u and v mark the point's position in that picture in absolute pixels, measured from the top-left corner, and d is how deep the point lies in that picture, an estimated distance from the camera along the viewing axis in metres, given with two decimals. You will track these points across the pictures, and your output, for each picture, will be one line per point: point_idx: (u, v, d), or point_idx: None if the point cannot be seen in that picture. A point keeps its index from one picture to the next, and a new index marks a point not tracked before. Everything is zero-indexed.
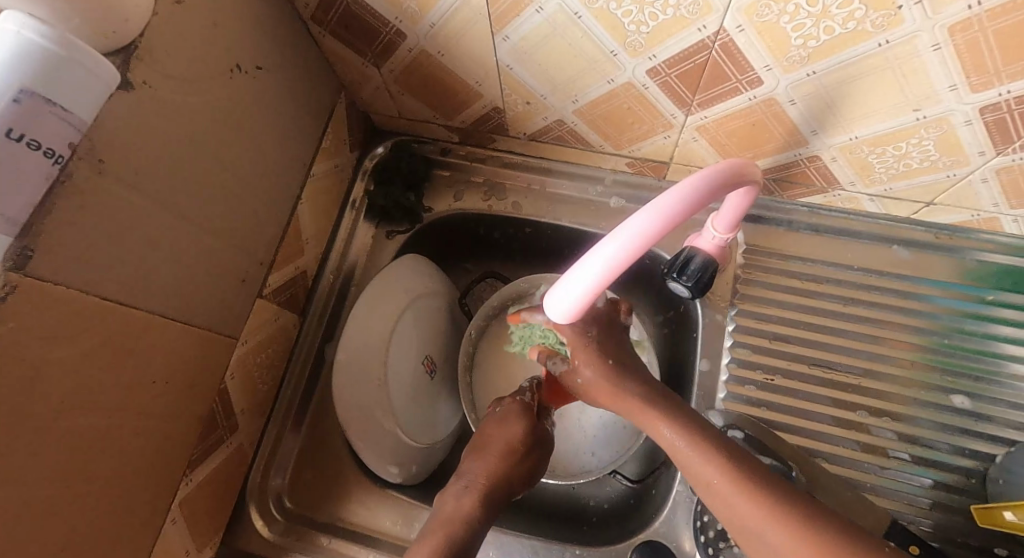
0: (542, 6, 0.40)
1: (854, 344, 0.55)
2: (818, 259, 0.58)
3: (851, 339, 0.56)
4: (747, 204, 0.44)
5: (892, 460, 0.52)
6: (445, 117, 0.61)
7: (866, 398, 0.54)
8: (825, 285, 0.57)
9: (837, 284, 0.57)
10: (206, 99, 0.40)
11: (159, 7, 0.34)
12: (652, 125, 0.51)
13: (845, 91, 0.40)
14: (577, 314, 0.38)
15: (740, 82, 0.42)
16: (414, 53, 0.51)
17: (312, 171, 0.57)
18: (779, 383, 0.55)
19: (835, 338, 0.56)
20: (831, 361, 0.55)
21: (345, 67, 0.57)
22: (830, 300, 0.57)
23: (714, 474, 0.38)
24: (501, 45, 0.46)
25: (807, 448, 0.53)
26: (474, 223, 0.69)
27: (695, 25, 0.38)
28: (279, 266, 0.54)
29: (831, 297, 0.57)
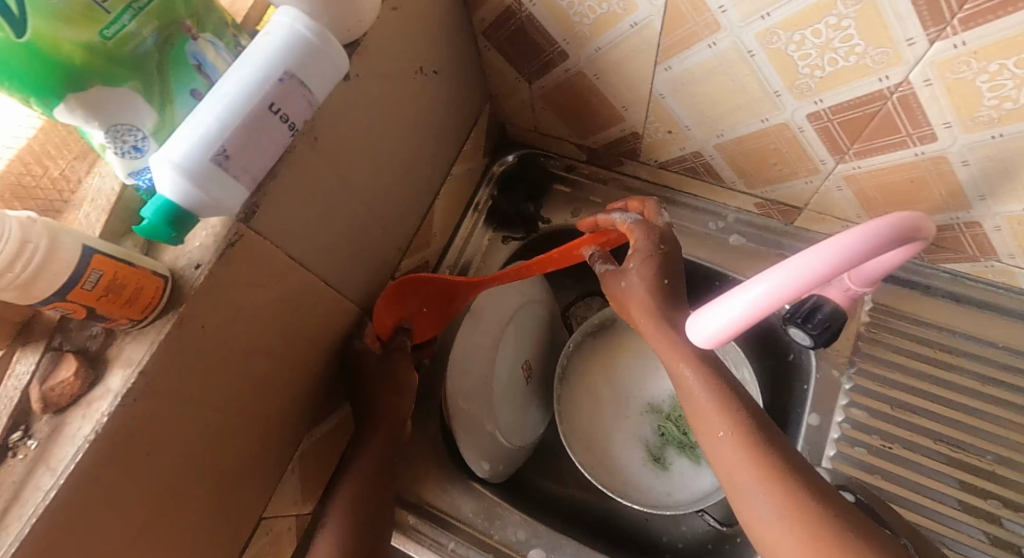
0: (716, 41, 0.42)
1: (989, 427, 0.52)
2: (955, 330, 0.54)
3: (983, 421, 0.52)
4: (897, 260, 0.42)
5: None
6: (579, 137, 0.64)
7: (997, 489, 0.50)
8: (959, 358, 0.54)
9: (975, 359, 0.53)
10: (393, 96, 0.44)
11: (381, 12, 0.39)
12: (795, 169, 0.51)
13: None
14: (714, 343, 0.37)
15: (909, 137, 0.41)
16: (569, 73, 0.53)
17: (452, 170, 0.61)
18: (896, 452, 0.53)
19: (968, 416, 0.52)
20: (960, 440, 0.52)
21: (499, 81, 0.61)
22: (964, 376, 0.53)
23: (724, 429, 0.39)
24: (661, 75, 0.48)
25: (925, 528, 0.50)
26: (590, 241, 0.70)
27: (876, 75, 0.38)
28: (411, 253, 0.58)
29: (966, 373, 0.53)
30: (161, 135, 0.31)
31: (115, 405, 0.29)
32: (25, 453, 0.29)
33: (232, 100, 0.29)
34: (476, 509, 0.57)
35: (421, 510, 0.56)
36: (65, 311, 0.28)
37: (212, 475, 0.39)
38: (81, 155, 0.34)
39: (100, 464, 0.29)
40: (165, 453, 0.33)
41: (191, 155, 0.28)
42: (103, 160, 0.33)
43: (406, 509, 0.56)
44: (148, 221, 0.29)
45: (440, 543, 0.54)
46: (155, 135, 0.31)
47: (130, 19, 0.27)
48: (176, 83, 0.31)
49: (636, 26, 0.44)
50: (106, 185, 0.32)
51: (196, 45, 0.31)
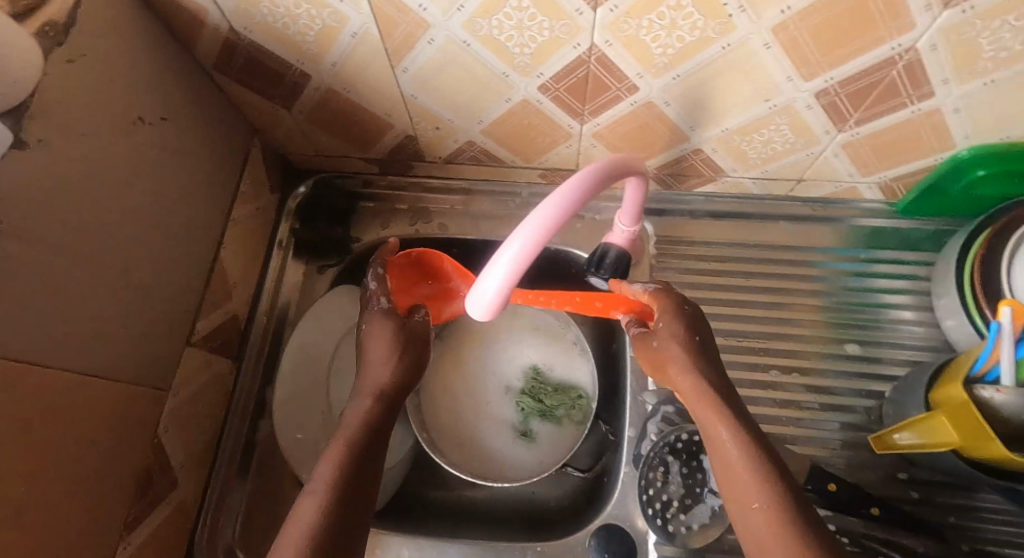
0: (432, 37, 0.43)
1: (755, 311, 0.62)
2: (717, 241, 0.64)
3: (761, 305, 0.63)
4: (639, 196, 0.49)
5: (805, 411, 0.59)
6: (361, 150, 0.64)
7: (769, 358, 0.61)
8: (728, 263, 0.64)
9: (738, 260, 0.64)
10: (107, 152, 0.41)
11: (49, 65, 0.36)
12: (670, 140, 0.53)
13: (855, 90, 0.43)
14: (496, 311, 0.39)
15: (759, 93, 0.45)
16: (319, 92, 0.54)
17: (234, 214, 0.59)
18: (778, 349, 0.61)
19: (740, 308, 0.63)
20: (742, 328, 0.62)
21: (341, 117, 0.57)
22: (733, 275, 0.64)
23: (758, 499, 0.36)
24: (402, 77, 0.49)
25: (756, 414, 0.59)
26: (490, 252, 0.69)
27: (720, 42, 0.39)
28: (205, 313, 0.56)
29: (739, 273, 0.64)
30: None
31: None
32: None
33: None
34: None
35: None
36: None
37: None
38: None
39: None
40: None
41: None
42: None
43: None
44: None
45: None
46: None
47: None
48: None
49: (470, 44, 0.43)
50: None
51: None
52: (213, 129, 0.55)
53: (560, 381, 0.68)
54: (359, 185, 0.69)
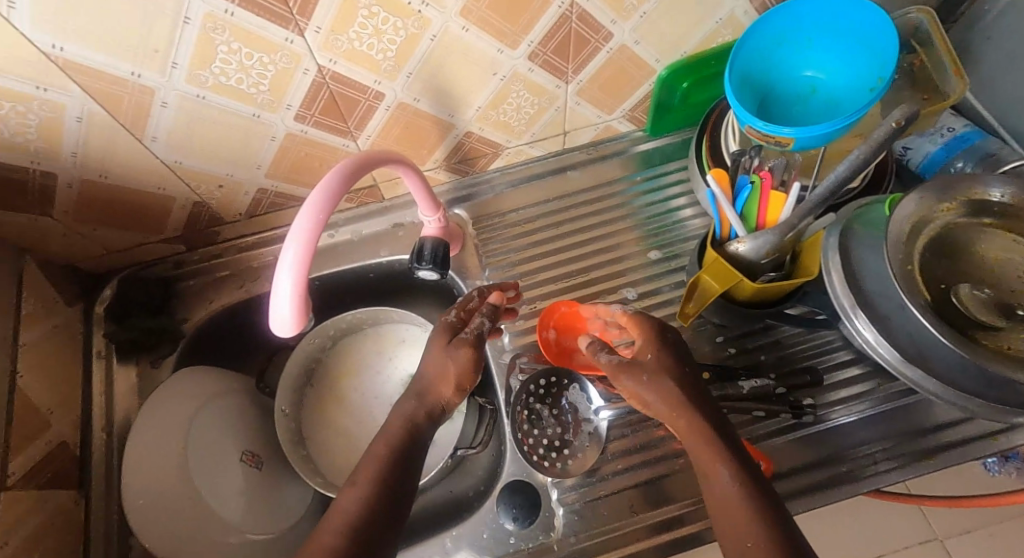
0: (307, 68, 0.45)
1: (578, 249, 0.70)
2: (517, 209, 0.72)
3: (574, 248, 0.70)
4: (418, 181, 0.53)
5: (641, 316, 0.66)
6: (154, 233, 0.61)
7: (604, 283, 0.68)
8: (531, 224, 0.71)
9: (541, 219, 0.71)
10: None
11: None
12: (540, 104, 0.60)
13: (668, 18, 0.54)
14: (303, 321, 0.39)
15: (598, 41, 0.54)
16: (76, 188, 0.51)
17: (22, 337, 0.53)
18: (572, 284, 0.68)
19: (553, 256, 0.70)
20: (563, 272, 0.69)
21: (200, 184, 0.55)
22: (540, 232, 0.71)
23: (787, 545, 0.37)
24: (154, 146, 0.48)
25: None
26: (374, 273, 0.70)
27: (556, 3, 0.47)
28: (21, 449, 0.49)
29: (542, 230, 0.71)
30: None
31: None
32: None
33: None
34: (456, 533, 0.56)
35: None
36: None
37: None
38: None
39: None
40: None
41: None
42: None
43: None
44: None
45: None
46: None
47: None
48: None
49: (336, 62, 0.46)
50: None
51: None
52: (114, 208, 0.55)
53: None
54: (170, 268, 0.66)
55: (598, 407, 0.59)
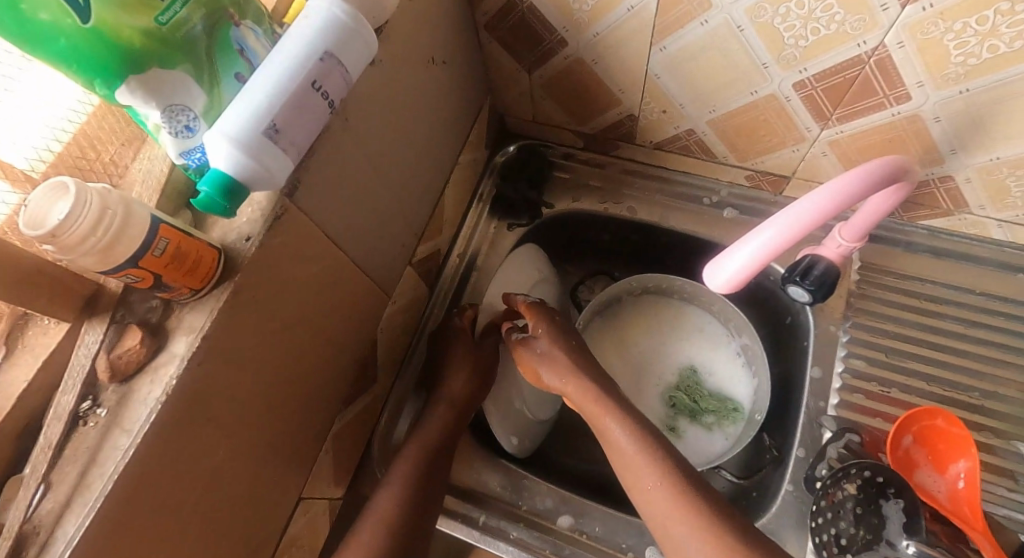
0: (632, 4, 0.47)
1: (983, 366, 0.56)
2: (933, 279, 0.59)
3: (966, 361, 0.56)
4: (885, 208, 0.46)
5: (1017, 483, 0.52)
6: (576, 123, 0.67)
7: (988, 420, 0.54)
8: (944, 306, 0.58)
9: (957, 306, 0.58)
10: (402, 80, 0.45)
11: None
12: (784, 138, 0.55)
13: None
14: (735, 287, 0.45)
15: (886, 98, 0.46)
16: None
17: (460, 159, 0.64)
18: (937, 393, 0.56)
19: (952, 355, 0.57)
20: (936, 377, 0.56)
21: None
22: (948, 320, 0.58)
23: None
24: (656, 55, 0.51)
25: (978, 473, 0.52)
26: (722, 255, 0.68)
27: (855, 40, 0.42)
28: (426, 240, 0.60)
29: (950, 318, 0.58)
30: (211, 115, 0.33)
31: (183, 368, 0.30)
32: (96, 420, 0.30)
33: (279, 78, 0.31)
34: (504, 482, 0.58)
35: (486, 504, 0.57)
36: (133, 280, 0.29)
37: (265, 447, 0.40)
38: (127, 139, 0.35)
39: (171, 424, 0.30)
40: (221, 421, 0.34)
41: (246, 128, 0.30)
42: (150, 144, 0.35)
43: (478, 508, 0.56)
44: (204, 193, 0.30)
45: (503, 530, 0.55)
46: (205, 115, 0.32)
47: (181, 6, 0.29)
48: (222, 65, 0.32)
49: (635, 9, 0.47)
50: (154, 167, 0.34)
51: (237, 31, 0.33)
52: (568, 89, 0.61)
53: (715, 389, 0.67)
54: (559, 156, 0.73)
55: (909, 541, 0.48)
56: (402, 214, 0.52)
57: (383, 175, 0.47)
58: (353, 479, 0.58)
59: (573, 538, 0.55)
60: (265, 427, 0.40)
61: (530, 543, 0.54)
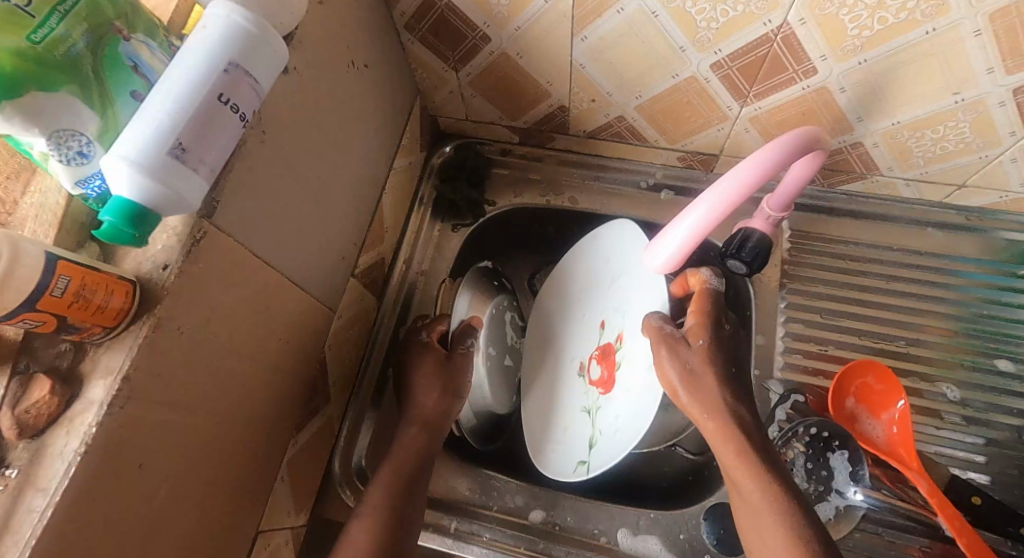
0: None
1: (906, 316, 0.60)
2: (856, 241, 0.63)
3: (890, 312, 0.60)
4: (803, 175, 0.48)
5: (944, 421, 0.56)
6: (509, 118, 0.67)
7: (916, 366, 0.58)
8: (868, 265, 0.62)
9: (879, 264, 0.62)
10: (321, 87, 0.43)
11: None
12: (707, 118, 0.57)
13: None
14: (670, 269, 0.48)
15: (795, 73, 0.48)
16: None
17: (395, 164, 0.63)
18: (868, 344, 0.60)
19: (879, 309, 0.61)
20: (867, 330, 0.60)
21: None
22: (873, 278, 0.62)
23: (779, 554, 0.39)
24: (578, 45, 0.52)
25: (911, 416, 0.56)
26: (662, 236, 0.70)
27: (761, 20, 0.43)
28: (367, 250, 0.58)
29: (874, 275, 0.62)
30: (107, 139, 0.30)
31: (102, 414, 0.28)
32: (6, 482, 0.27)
33: (182, 96, 0.29)
34: (472, 486, 0.58)
35: (455, 510, 0.56)
36: (32, 326, 0.26)
37: (211, 485, 0.38)
38: (14, 172, 0.32)
39: (97, 475, 0.28)
40: (156, 466, 0.32)
41: (148, 150, 0.28)
42: (41, 176, 0.32)
43: (447, 514, 0.55)
44: (109, 223, 0.28)
45: (475, 534, 0.54)
46: (100, 139, 0.30)
47: (58, 22, 0.26)
48: (113, 84, 0.30)
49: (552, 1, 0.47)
50: (48, 201, 0.31)
51: (128, 46, 0.30)
52: (496, 86, 0.61)
53: None
54: (497, 153, 0.73)
55: (856, 489, 0.52)
56: (336, 225, 0.50)
57: (311, 187, 0.45)
58: (315, 503, 0.56)
59: (547, 531, 0.55)
60: (207, 465, 0.37)
61: (504, 541, 0.54)
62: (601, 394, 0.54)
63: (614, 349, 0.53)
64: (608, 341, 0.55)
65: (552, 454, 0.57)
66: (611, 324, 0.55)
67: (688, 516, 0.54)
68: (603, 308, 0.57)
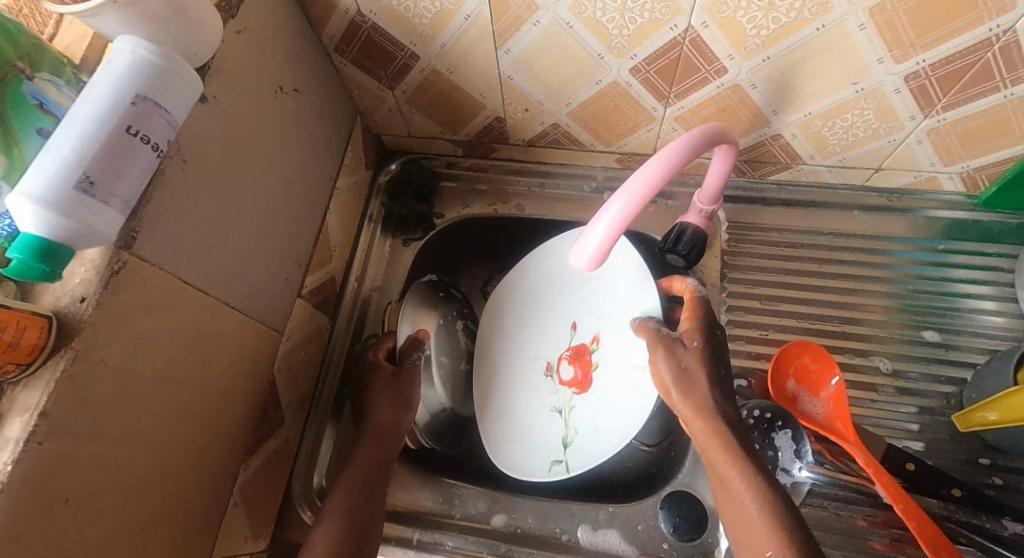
0: (468, 13, 0.48)
1: (839, 296, 0.63)
2: (789, 228, 0.65)
3: (832, 292, 0.63)
4: (723, 169, 0.50)
5: (880, 394, 0.59)
6: (451, 132, 0.69)
7: (851, 343, 0.61)
8: (801, 250, 0.65)
9: (812, 248, 0.65)
10: (247, 114, 0.44)
11: None
12: (636, 120, 0.59)
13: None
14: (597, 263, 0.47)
15: (708, 73, 0.50)
16: None
17: (338, 184, 0.63)
18: (806, 326, 0.62)
19: (814, 291, 0.63)
20: (804, 313, 0.63)
21: None
22: (807, 262, 0.64)
23: (770, 548, 0.39)
24: (503, 58, 0.53)
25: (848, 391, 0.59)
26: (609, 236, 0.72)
27: (668, 25, 0.46)
28: (313, 270, 0.59)
29: (808, 259, 0.65)
30: (13, 176, 0.30)
31: (19, 452, 0.28)
32: None
33: (86, 130, 0.30)
34: (434, 496, 0.58)
35: (418, 522, 0.56)
36: None
37: (152, 516, 0.38)
38: None
39: (17, 513, 0.28)
40: (87, 500, 0.32)
41: (51, 185, 0.28)
42: None
43: (410, 527, 0.56)
44: (16, 261, 0.28)
45: (438, 543, 0.55)
46: (6, 178, 0.30)
47: None
48: (17, 123, 0.30)
49: (471, 18, 0.49)
50: None
51: (31, 85, 0.31)
52: (432, 101, 0.63)
53: None
54: (444, 166, 0.75)
55: (801, 466, 0.53)
56: (277, 248, 0.51)
57: (244, 212, 0.45)
58: (276, 527, 0.56)
59: (509, 534, 0.55)
60: (146, 496, 0.37)
61: (467, 548, 0.54)
62: (575, 394, 0.57)
63: (589, 351, 0.56)
64: (580, 343, 0.58)
65: (517, 454, 0.59)
66: (583, 326, 0.57)
67: (646, 508, 0.55)
68: (571, 310, 0.59)
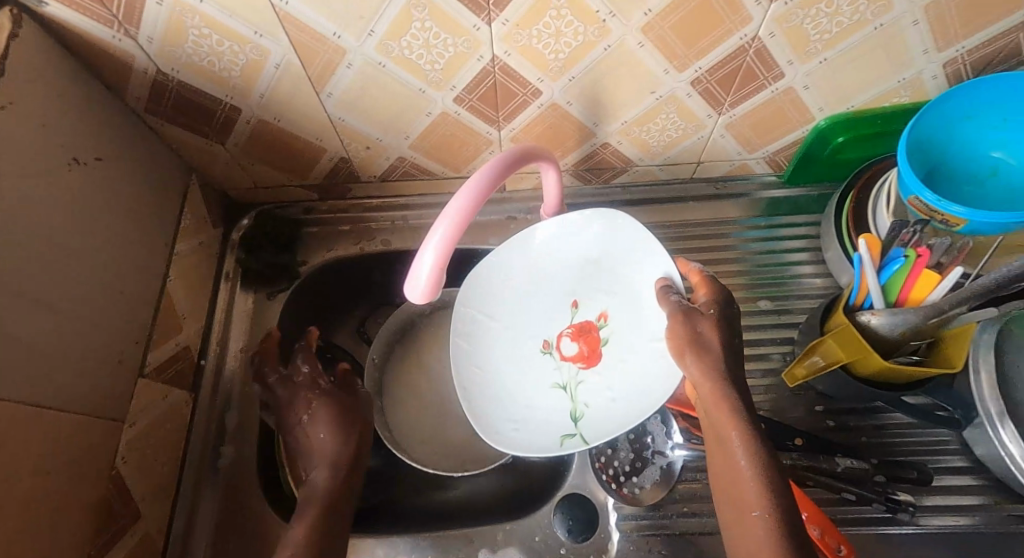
0: (277, 62, 0.48)
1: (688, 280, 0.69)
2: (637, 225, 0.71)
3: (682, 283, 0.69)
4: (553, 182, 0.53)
5: None
6: (299, 177, 0.67)
7: None
8: None
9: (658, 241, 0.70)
10: (30, 194, 0.40)
11: None
12: (476, 145, 0.61)
13: (848, 70, 0.50)
14: (434, 291, 0.42)
15: (526, 96, 0.53)
16: None
17: (177, 248, 0.60)
18: None
19: None
20: None
21: None
22: None
23: (760, 509, 0.41)
24: (327, 101, 0.53)
25: None
26: (478, 257, 0.73)
27: (475, 56, 0.48)
28: (156, 345, 0.55)
29: None
30: None
31: None
32: None
33: None
34: None
35: None
36: None
37: None
38: None
39: None
40: None
41: None
42: None
43: None
44: None
45: None
46: None
47: None
48: None
49: (282, 66, 0.49)
50: None
51: None
52: (269, 150, 0.61)
53: None
54: (300, 213, 0.73)
55: (674, 445, 0.56)
56: (99, 331, 0.47)
57: (45, 300, 0.41)
58: None
59: None
60: None
61: None
62: (582, 368, 0.59)
63: (596, 327, 0.59)
64: (585, 320, 0.60)
65: (515, 433, 0.56)
66: (589, 304, 0.60)
67: (541, 518, 0.56)
68: (573, 289, 0.60)
